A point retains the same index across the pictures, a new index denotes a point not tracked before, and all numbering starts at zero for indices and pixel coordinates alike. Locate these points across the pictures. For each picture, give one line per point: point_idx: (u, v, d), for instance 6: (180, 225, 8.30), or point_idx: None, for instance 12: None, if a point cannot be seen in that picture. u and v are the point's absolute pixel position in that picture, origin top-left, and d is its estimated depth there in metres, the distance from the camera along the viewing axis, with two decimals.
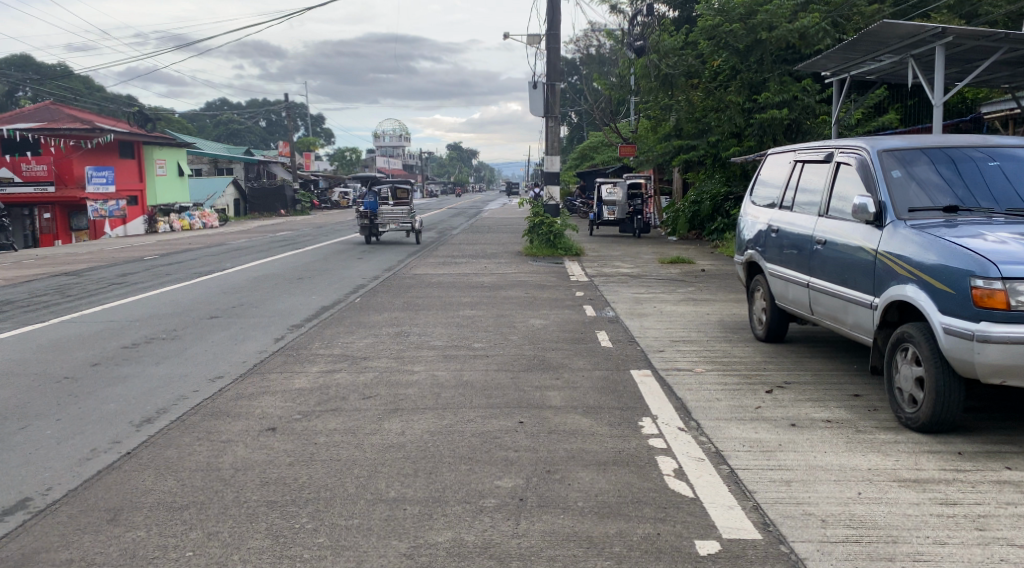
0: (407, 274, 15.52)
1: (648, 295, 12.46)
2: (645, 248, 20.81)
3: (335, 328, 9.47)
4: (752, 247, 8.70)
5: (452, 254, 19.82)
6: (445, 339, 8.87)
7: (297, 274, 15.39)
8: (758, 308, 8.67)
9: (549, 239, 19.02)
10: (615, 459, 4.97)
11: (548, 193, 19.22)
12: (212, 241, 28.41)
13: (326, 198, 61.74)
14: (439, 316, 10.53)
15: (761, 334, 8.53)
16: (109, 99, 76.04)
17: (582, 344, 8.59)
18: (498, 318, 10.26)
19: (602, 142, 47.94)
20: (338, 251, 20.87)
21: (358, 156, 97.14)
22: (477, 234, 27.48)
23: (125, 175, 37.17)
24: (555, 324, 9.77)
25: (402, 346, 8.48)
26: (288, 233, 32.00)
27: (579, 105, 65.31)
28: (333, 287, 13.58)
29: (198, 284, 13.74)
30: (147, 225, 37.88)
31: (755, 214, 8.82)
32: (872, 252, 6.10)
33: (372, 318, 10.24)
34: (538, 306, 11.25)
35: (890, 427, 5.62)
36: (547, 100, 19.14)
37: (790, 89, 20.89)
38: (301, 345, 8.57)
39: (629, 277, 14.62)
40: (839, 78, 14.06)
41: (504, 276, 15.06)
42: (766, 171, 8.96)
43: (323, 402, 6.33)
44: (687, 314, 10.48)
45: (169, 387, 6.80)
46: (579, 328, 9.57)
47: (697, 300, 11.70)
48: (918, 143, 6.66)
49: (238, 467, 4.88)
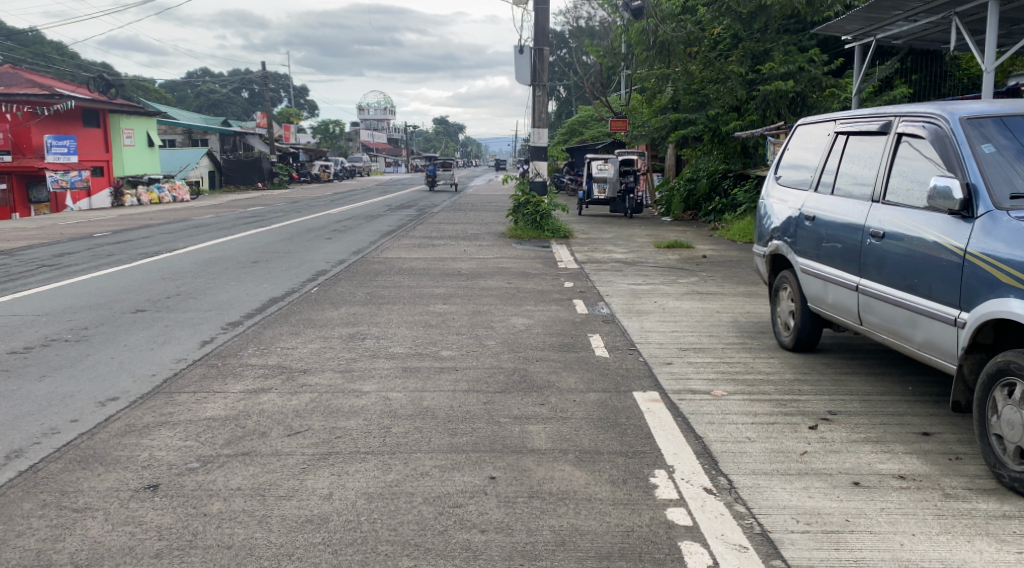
0: (377, 258, 14.00)
1: (647, 286, 11.00)
2: (638, 230, 19.34)
3: (277, 328, 7.95)
4: (778, 237, 7.24)
5: (429, 234, 18.34)
6: (407, 344, 7.36)
7: (253, 257, 13.82)
8: (784, 310, 7.22)
9: (535, 220, 17.52)
10: (623, 548, 3.51)
11: (535, 169, 17.62)
12: (177, 216, 26.72)
13: (306, 172, 59.72)
14: (406, 311, 9.02)
15: (787, 342, 7.08)
16: (83, 66, 73.77)
17: (573, 352, 7.10)
18: (473, 315, 8.76)
19: (591, 117, 46.27)
20: (306, 229, 19.25)
21: (342, 129, 94.45)
22: (458, 212, 25.88)
23: (89, 144, 35.34)
24: (540, 324, 8.28)
25: (354, 354, 6.97)
26: (260, 208, 30.28)
27: (568, 79, 63.52)
28: (291, 273, 12.03)
29: (138, 267, 12.17)
30: (113, 198, 36.11)
31: (782, 197, 7.34)
32: (960, 253, 4.63)
33: (327, 314, 8.75)
34: (520, 300, 9.76)
35: (991, 493, 4.15)
36: (534, 66, 17.52)
37: (795, 60, 19.92)
38: (232, 352, 7.03)
39: (624, 264, 13.14)
40: (861, 43, 12.53)
41: (484, 261, 13.54)
42: (797, 146, 7.50)
43: (234, 441, 4.81)
44: (694, 311, 9.03)
45: (41, 414, 5.27)
46: (569, 329, 8.09)
47: (702, 293, 10.23)
48: (1010, 109, 5.16)
49: (79, 561, 3.37)
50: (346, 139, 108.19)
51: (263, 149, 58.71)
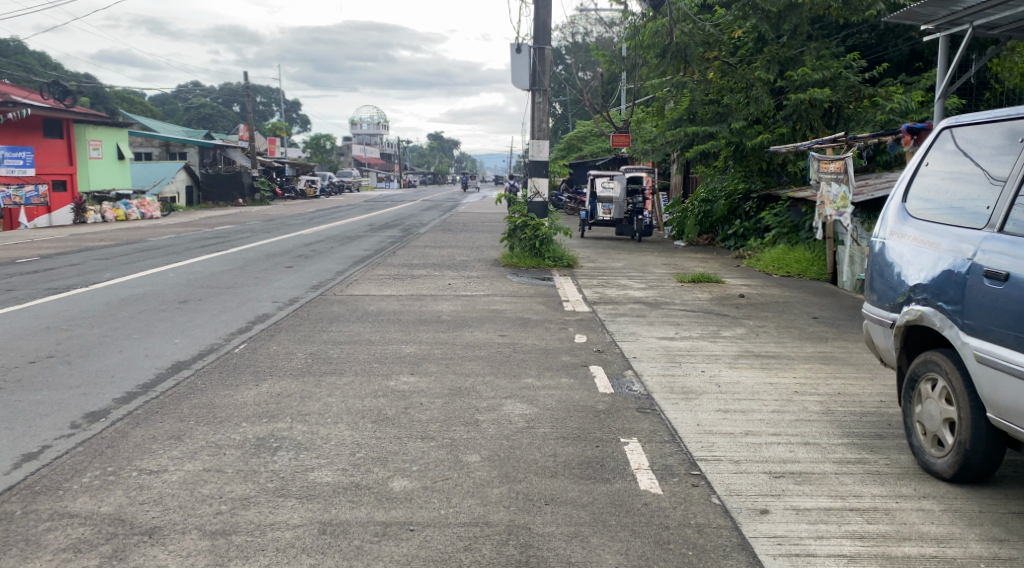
0: (339, 295, 11.37)
1: (683, 341, 8.41)
2: (652, 258, 16.75)
3: (152, 429, 5.26)
4: (921, 299, 4.68)
5: (410, 262, 15.70)
6: (342, 463, 4.73)
7: (186, 294, 11.17)
8: (933, 413, 4.61)
9: (533, 246, 14.94)
10: None
11: (533, 187, 15.04)
12: (134, 236, 23.95)
13: (291, 188, 57.09)
14: (355, 389, 6.37)
15: (943, 467, 4.48)
16: (61, 76, 71.32)
17: (602, 484, 4.47)
18: (450, 396, 6.14)
19: (590, 132, 43.82)
20: (266, 255, 16.56)
21: (334, 144, 91.89)
22: (446, 234, 23.25)
23: (51, 156, 32.71)
24: (548, 417, 5.65)
25: (251, 489, 4.33)
26: (231, 227, 27.62)
27: (565, 95, 61.27)
28: (221, 320, 9.38)
29: (26, 310, 9.49)
30: (75, 214, 33.22)
31: (927, 238, 4.79)
32: None
33: (238, 397, 6.09)
34: (515, 367, 7.13)
35: None
36: (533, 67, 14.96)
37: (830, 65, 17.72)
38: (51, 483, 4.34)
39: (645, 305, 10.58)
40: (949, 34, 10.15)
41: (472, 300, 10.94)
42: (948, 161, 4.97)
43: None
44: (763, 391, 6.44)
45: None
46: (591, 426, 5.47)
47: (761, 358, 7.64)
48: None
49: None
50: (337, 154, 105.92)
51: (244, 162, 55.96)
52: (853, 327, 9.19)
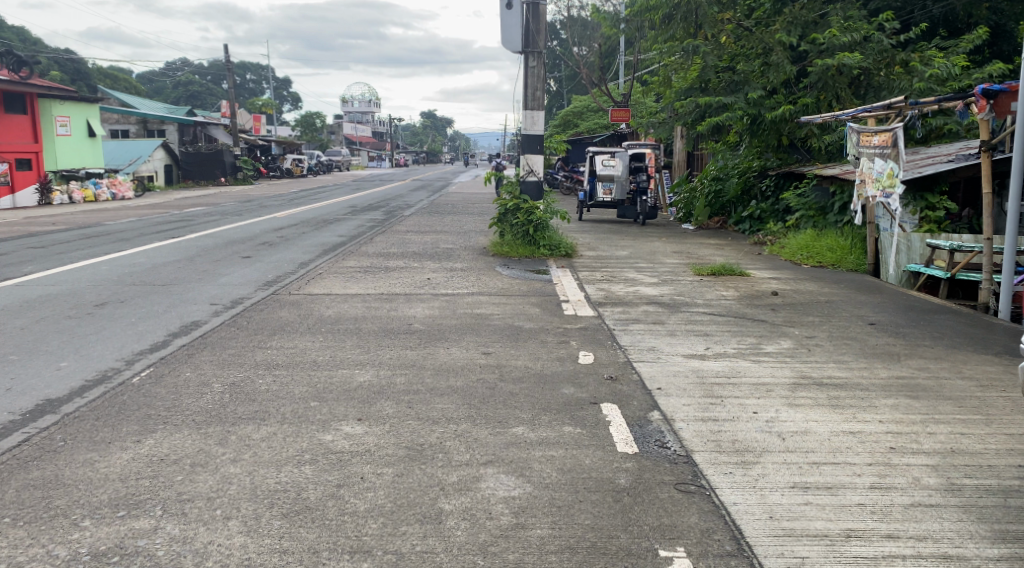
0: (294, 294, 9.45)
1: (716, 359, 6.57)
2: (660, 243, 14.88)
3: None
4: None
5: (389, 249, 13.82)
6: None
7: (105, 295, 9.21)
8: None
9: (526, 232, 13.05)
10: None
11: (527, 164, 13.11)
12: (94, 220, 21.95)
13: (276, 166, 54.98)
14: (274, 449, 4.51)
15: None
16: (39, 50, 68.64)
17: None
18: (409, 462, 4.30)
19: (588, 107, 41.76)
20: (224, 242, 14.58)
21: (324, 122, 89.55)
22: (433, 216, 21.32)
23: (13, 133, 30.57)
24: (547, 503, 3.81)
25: None
26: (203, 208, 25.60)
27: (562, 70, 59.22)
28: (135, 331, 7.47)
29: None
30: (40, 195, 31.25)
31: None
32: None
33: (102, 467, 4.23)
34: (502, 406, 5.28)
35: None
36: (527, 24, 12.97)
37: (859, 27, 15.87)
38: None
39: (662, 307, 8.72)
40: None
41: (453, 299, 9.08)
42: None
43: None
44: (846, 448, 4.60)
45: None
46: (614, 521, 3.64)
47: (826, 388, 5.80)
48: None
49: None
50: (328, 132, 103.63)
51: (226, 141, 53.64)
52: (926, 339, 7.35)
